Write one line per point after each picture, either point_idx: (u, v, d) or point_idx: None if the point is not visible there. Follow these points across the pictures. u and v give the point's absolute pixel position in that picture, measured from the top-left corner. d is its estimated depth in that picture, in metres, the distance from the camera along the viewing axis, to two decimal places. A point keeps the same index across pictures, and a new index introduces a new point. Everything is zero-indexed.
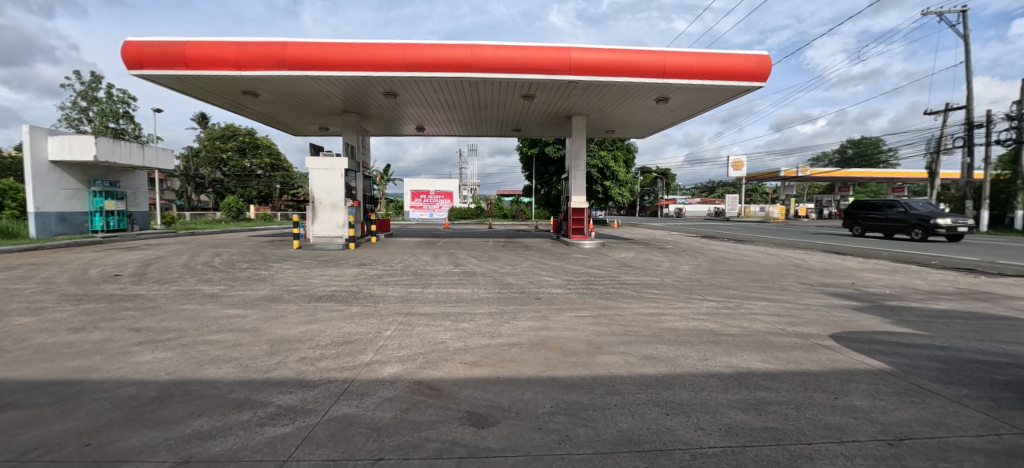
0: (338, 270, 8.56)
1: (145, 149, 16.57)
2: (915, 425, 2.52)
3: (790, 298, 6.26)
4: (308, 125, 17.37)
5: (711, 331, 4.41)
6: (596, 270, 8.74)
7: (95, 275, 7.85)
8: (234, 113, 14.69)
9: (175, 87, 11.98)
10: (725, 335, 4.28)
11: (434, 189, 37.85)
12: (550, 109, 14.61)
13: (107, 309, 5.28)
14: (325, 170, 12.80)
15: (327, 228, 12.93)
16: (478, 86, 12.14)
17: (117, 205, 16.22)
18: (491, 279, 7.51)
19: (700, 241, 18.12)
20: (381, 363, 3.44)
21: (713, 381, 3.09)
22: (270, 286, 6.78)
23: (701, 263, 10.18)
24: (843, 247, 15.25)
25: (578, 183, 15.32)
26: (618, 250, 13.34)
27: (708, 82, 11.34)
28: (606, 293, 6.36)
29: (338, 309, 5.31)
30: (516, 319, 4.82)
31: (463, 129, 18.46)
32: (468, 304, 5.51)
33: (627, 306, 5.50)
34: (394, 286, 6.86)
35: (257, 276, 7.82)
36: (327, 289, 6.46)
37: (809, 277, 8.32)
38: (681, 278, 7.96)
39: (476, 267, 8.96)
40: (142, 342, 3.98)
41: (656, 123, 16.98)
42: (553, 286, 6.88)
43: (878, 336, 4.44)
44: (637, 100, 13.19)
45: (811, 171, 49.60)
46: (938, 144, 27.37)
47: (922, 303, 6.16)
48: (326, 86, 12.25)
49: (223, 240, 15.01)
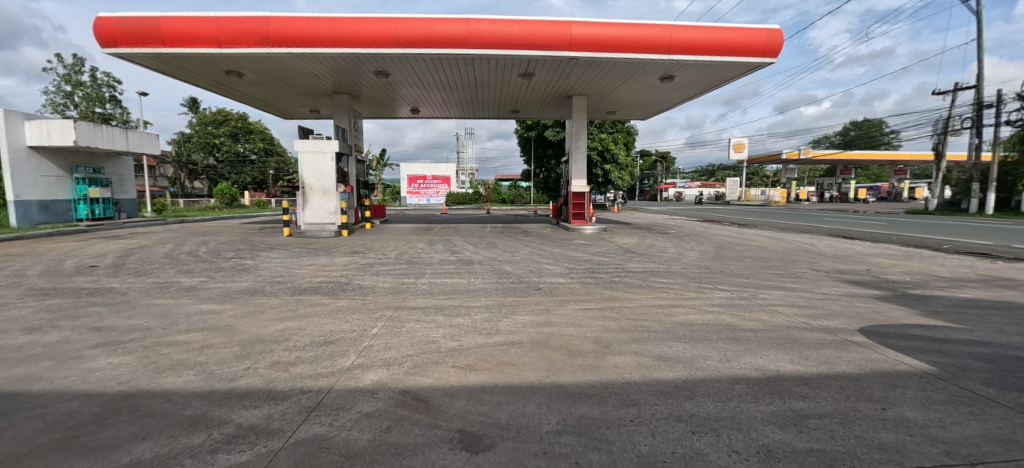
0: (328, 258, 8.15)
1: (129, 134, 15.90)
2: (983, 444, 2.14)
3: (807, 287, 5.88)
4: (298, 107, 16.69)
5: (728, 326, 4.02)
6: (599, 257, 8.32)
7: (70, 266, 7.44)
8: (219, 94, 14.03)
9: (155, 67, 11.39)
10: (745, 330, 3.90)
11: (432, 174, 37.25)
12: (549, 89, 13.98)
13: (73, 305, 4.86)
14: (316, 153, 12.24)
15: (319, 215, 12.43)
16: (474, 63, 11.49)
17: (102, 192, 15.63)
18: (489, 268, 7.10)
19: (702, 226, 17.73)
20: (364, 369, 3.04)
21: (742, 389, 2.71)
22: (252, 278, 6.35)
23: (708, 249, 9.78)
24: (850, 232, 14.85)
25: (578, 166, 14.81)
26: (620, 235, 12.93)
27: (716, 58, 10.74)
28: (611, 283, 5.95)
29: (323, 303, 4.91)
30: (516, 313, 4.41)
31: (459, 111, 17.81)
32: (464, 297, 5.11)
33: (635, 297, 5.10)
34: (385, 276, 6.45)
35: (241, 266, 7.38)
36: (315, 281, 6.05)
37: (822, 264, 7.91)
38: (689, 265, 7.55)
39: (473, 255, 8.53)
40: (99, 345, 3.56)
41: (659, 104, 16.34)
42: (555, 275, 6.49)
43: (912, 331, 4.07)
44: (641, 79, 12.58)
45: (814, 153, 48.73)
46: (946, 126, 26.59)
47: (948, 292, 5.79)
48: (314, 65, 11.62)
49: (214, 227, 14.55)
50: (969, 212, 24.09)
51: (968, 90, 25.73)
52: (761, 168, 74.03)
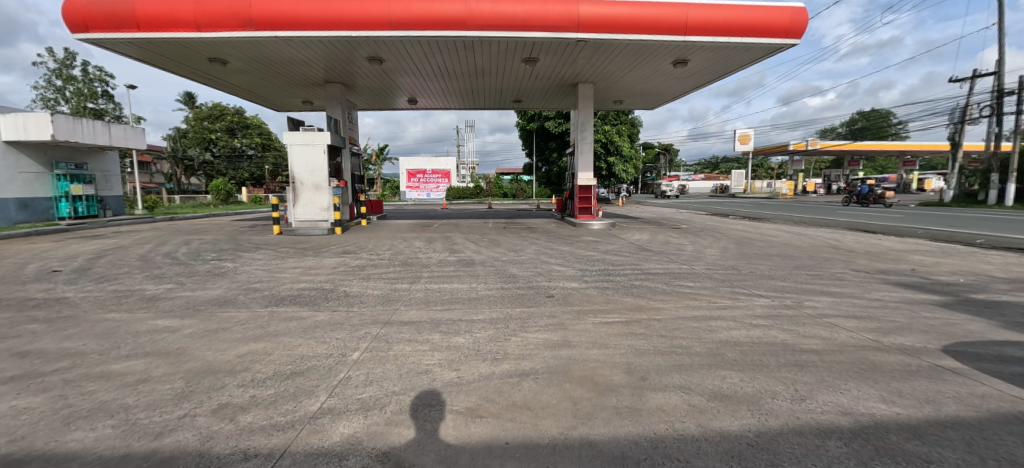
0: (315, 259, 7.44)
1: (112, 128, 15.15)
2: None
3: (855, 292, 5.16)
4: (290, 98, 15.93)
5: (786, 347, 3.31)
6: (612, 256, 7.60)
7: (30, 272, 6.74)
8: (205, 84, 13.26)
9: (133, 54, 10.65)
10: (808, 353, 3.18)
11: (431, 168, 36.52)
12: (554, 76, 13.17)
13: (8, 321, 4.17)
14: (305, 145, 11.49)
15: (310, 211, 11.69)
16: (473, 47, 10.68)
17: (85, 189, 14.94)
18: (492, 270, 6.39)
19: (713, 220, 16.91)
20: (334, 416, 2.33)
21: (840, 450, 1.99)
22: (227, 284, 5.64)
23: (728, 246, 9.04)
24: (871, 225, 14.06)
25: (585, 157, 14.04)
26: (630, 231, 12.19)
27: (735, 40, 9.92)
28: (632, 288, 5.22)
29: (299, 316, 4.18)
30: (526, 330, 3.70)
31: (458, 101, 17.03)
32: (464, 308, 4.40)
33: (663, 307, 4.38)
34: (376, 280, 5.73)
35: (219, 269, 6.67)
36: (295, 288, 5.34)
37: (859, 263, 7.16)
38: (714, 265, 6.82)
39: (475, 255, 7.82)
40: (11, 379, 2.87)
41: (668, 92, 15.52)
42: (566, 279, 5.77)
43: (1007, 350, 3.35)
44: (651, 64, 11.78)
45: (822, 144, 47.58)
46: (963, 114, 25.55)
47: (1017, 296, 5.06)
48: (303, 51, 10.82)
49: (203, 225, 13.86)
50: (987, 204, 23.19)
51: (988, 77, 24.63)
52: (766, 160, 72.80)
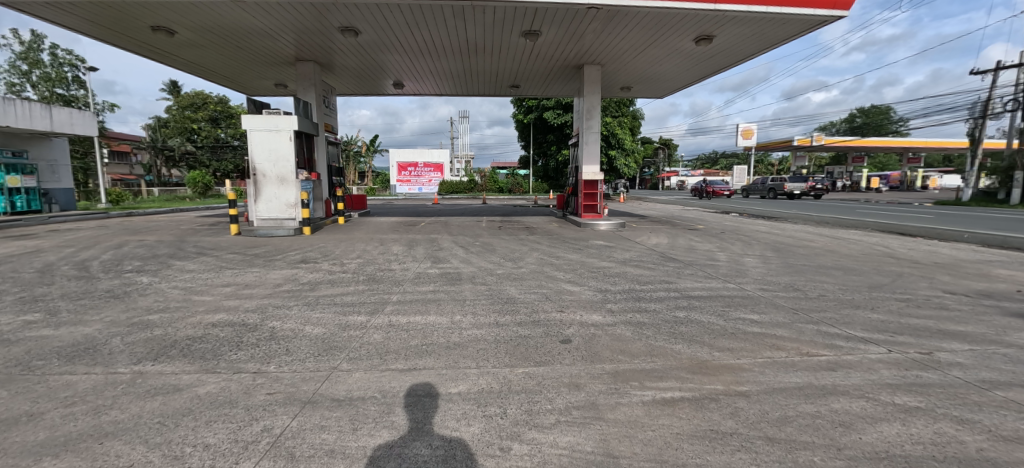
0: (261, 272, 5.90)
1: (53, 110, 13.38)
2: None
3: (989, 333, 3.71)
4: (259, 79, 14.15)
5: None
6: (634, 269, 6.10)
7: None
8: (152, 56, 11.38)
9: (56, 19, 8.85)
10: None
11: (423, 160, 34.49)
12: (557, 53, 11.50)
13: None
14: (268, 130, 9.83)
15: (275, 208, 10.08)
16: (465, 15, 8.97)
17: (24, 181, 13.28)
18: (483, 291, 4.86)
19: (729, 220, 15.45)
20: None
21: None
22: (117, 315, 4.05)
23: (766, 254, 7.58)
24: (905, 227, 12.75)
25: (590, 148, 12.51)
26: (643, 232, 10.76)
27: (773, 10, 8.27)
28: (680, 328, 3.68)
29: (176, 386, 2.62)
30: (539, 426, 2.18)
31: (448, 85, 15.41)
32: (440, 367, 2.89)
33: (739, 366, 2.92)
34: (327, 309, 4.21)
35: (124, 288, 5.07)
36: (204, 323, 3.77)
37: (942, 280, 5.72)
38: (767, 284, 5.35)
39: (462, 266, 6.31)
40: None
41: (681, 77, 13.90)
42: (583, 306, 4.30)
43: None
44: (671, 39, 10.16)
45: (828, 139, 45.95)
46: (984, 109, 24.27)
47: None
48: (262, 17, 9.05)
49: (160, 223, 12.24)
50: (1010, 204, 22.03)
51: (1011, 69, 23.25)
52: (766, 155, 71.61)
